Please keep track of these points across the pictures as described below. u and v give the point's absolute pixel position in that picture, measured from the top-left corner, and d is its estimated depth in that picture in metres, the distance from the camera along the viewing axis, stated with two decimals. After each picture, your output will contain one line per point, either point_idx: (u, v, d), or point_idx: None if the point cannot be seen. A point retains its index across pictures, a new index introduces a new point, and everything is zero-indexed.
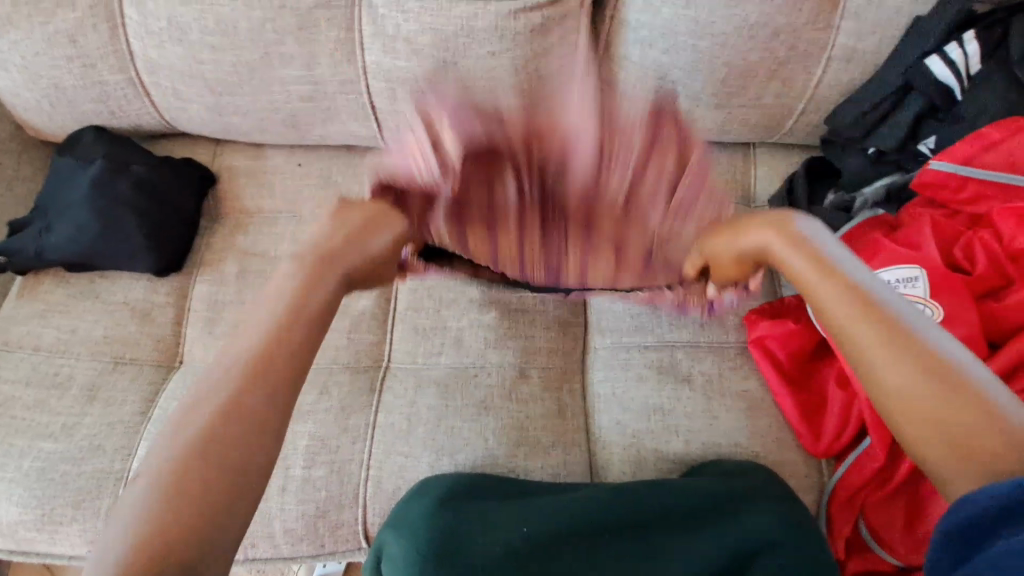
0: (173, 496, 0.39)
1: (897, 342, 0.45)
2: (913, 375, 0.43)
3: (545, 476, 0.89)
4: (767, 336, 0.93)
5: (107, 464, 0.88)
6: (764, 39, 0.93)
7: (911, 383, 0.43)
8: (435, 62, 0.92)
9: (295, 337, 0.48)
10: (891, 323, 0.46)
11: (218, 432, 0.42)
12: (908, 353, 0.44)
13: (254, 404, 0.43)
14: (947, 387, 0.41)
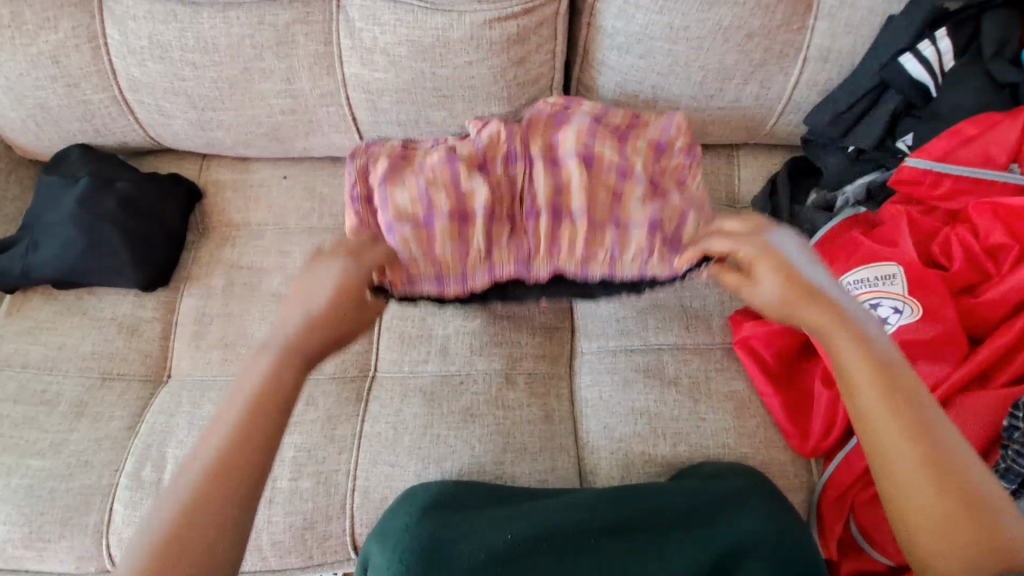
0: (178, 542, 0.46)
1: (927, 456, 0.51)
2: (962, 491, 0.50)
3: (533, 482, 0.89)
4: (752, 337, 0.93)
5: (95, 480, 0.88)
6: (739, 42, 0.94)
7: (946, 491, 0.50)
8: (413, 73, 0.93)
9: (262, 421, 0.52)
10: (928, 435, 0.52)
11: (193, 527, 0.47)
12: (942, 467, 0.51)
13: (240, 459, 0.50)
14: (957, 498, 0.49)
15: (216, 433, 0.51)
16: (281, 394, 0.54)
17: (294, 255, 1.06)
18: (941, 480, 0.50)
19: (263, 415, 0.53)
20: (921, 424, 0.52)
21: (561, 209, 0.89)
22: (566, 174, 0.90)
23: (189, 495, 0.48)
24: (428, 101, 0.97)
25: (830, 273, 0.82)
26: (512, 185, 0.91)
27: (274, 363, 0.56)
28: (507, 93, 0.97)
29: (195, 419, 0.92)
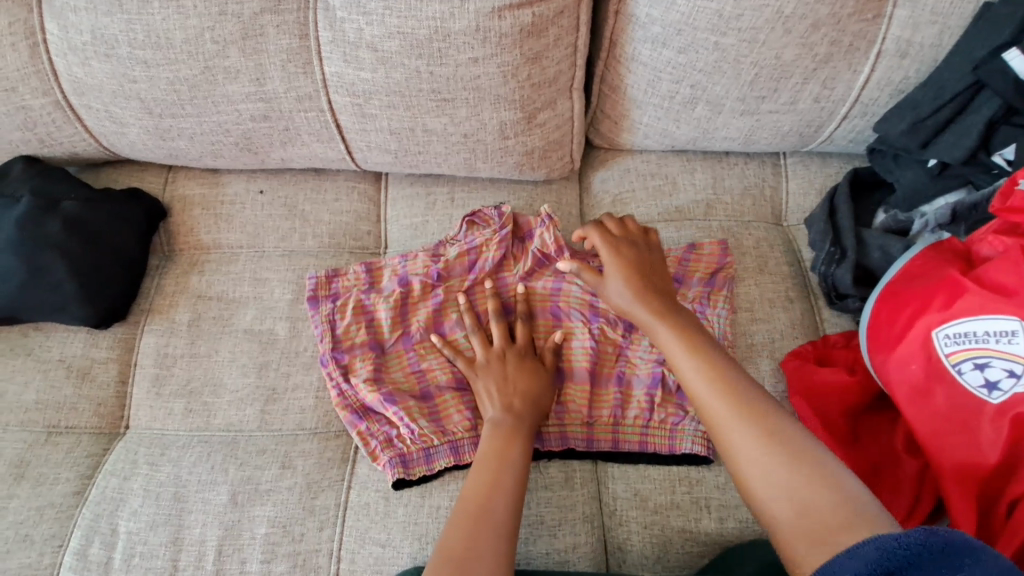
0: (475, 532, 0.63)
1: (780, 451, 0.56)
2: (807, 476, 0.54)
3: (551, 564, 0.75)
4: (814, 390, 0.78)
5: (34, 559, 0.75)
6: (802, 34, 0.77)
7: (792, 478, 0.54)
8: (407, 72, 0.78)
9: (527, 428, 0.76)
10: (777, 430, 0.58)
11: (479, 516, 0.65)
12: (787, 453, 0.56)
13: (499, 492, 0.68)
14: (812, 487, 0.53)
15: (482, 464, 0.71)
16: (523, 434, 0.75)
17: (271, 284, 0.92)
18: (793, 469, 0.55)
19: (510, 483, 0.69)
20: (723, 379, 0.65)
21: (554, 314, 0.89)
22: (561, 286, 0.89)
23: (476, 485, 0.69)
24: (425, 105, 0.81)
25: (921, 323, 0.69)
26: (496, 288, 0.90)
27: (509, 437, 0.74)
28: (519, 96, 0.81)
29: (152, 484, 0.78)
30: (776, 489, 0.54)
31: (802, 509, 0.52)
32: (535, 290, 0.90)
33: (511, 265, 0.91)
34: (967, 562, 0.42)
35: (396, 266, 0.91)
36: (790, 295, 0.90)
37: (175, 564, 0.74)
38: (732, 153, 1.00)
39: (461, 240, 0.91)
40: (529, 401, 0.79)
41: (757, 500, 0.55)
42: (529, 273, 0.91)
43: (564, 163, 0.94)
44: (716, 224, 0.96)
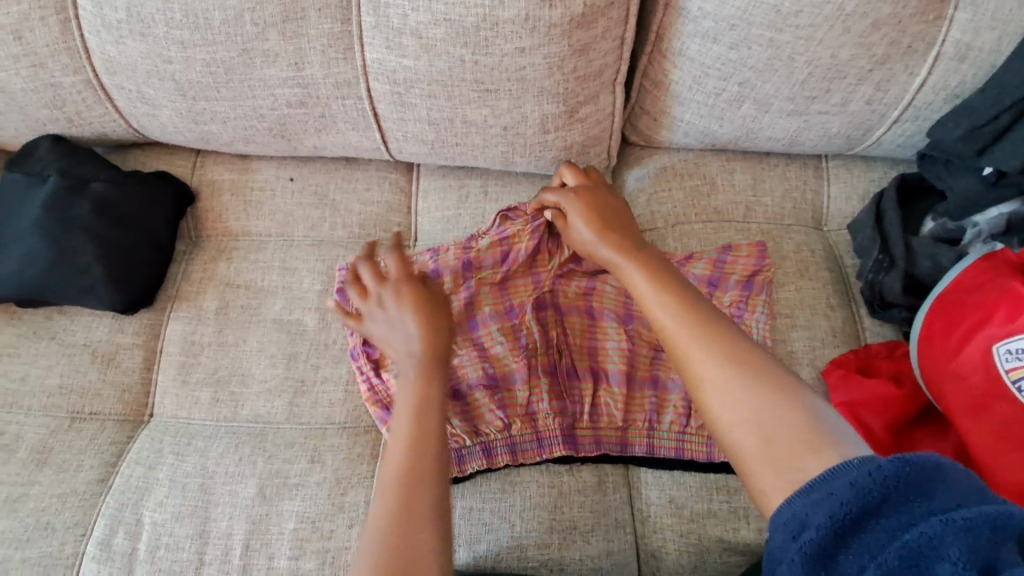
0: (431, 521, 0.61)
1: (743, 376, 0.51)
2: (769, 399, 0.49)
3: (584, 570, 0.73)
4: (860, 403, 0.76)
5: (57, 547, 0.74)
6: (861, 33, 0.75)
7: (755, 403, 0.49)
8: (451, 61, 0.75)
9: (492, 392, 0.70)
10: (742, 353, 0.53)
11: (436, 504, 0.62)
12: (755, 375, 0.51)
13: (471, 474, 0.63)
14: (779, 411, 0.49)
15: (401, 411, 0.59)
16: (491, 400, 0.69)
17: (301, 274, 0.90)
18: (758, 389, 0.50)
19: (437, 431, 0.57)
20: (677, 301, 0.59)
21: (588, 313, 0.87)
22: (596, 285, 0.87)
23: None
24: (467, 96, 0.79)
25: (982, 337, 0.68)
26: (528, 284, 0.87)
27: (421, 377, 0.62)
28: (563, 89, 0.79)
29: (179, 474, 0.77)
30: (741, 413, 0.50)
31: (766, 436, 0.48)
32: (568, 289, 0.87)
33: (543, 260, 0.88)
34: (938, 486, 0.41)
35: (423, 258, 0.87)
36: (832, 302, 0.88)
37: (201, 557, 0.72)
38: (772, 154, 0.98)
39: (492, 232, 0.87)
40: (441, 329, 0.68)
41: (717, 429, 0.51)
42: (563, 269, 0.88)
43: (601, 159, 0.92)
44: (755, 227, 0.94)
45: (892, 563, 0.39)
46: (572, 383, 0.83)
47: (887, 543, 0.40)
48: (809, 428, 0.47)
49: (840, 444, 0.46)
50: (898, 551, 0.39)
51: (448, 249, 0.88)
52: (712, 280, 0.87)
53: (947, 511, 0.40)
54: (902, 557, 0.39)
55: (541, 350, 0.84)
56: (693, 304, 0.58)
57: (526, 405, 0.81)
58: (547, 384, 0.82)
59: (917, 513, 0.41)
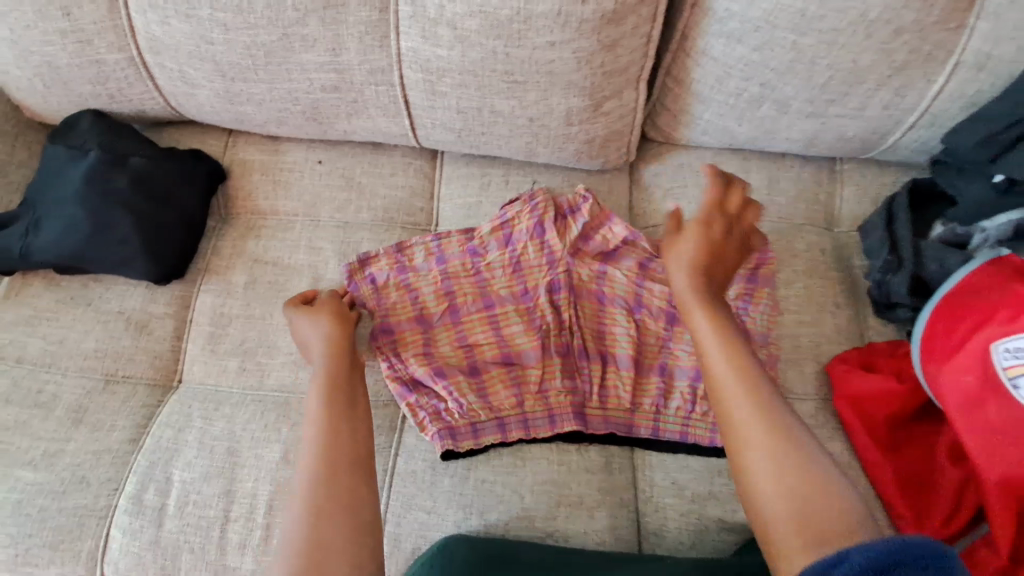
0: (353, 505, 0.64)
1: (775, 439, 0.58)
2: (802, 462, 0.56)
3: (589, 544, 0.77)
4: (860, 395, 0.80)
5: (91, 500, 0.78)
6: (883, 39, 0.77)
7: (794, 463, 0.56)
8: (483, 52, 0.78)
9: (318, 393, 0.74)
10: (781, 424, 0.59)
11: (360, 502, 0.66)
12: (783, 449, 0.57)
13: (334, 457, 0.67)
14: (808, 486, 0.54)
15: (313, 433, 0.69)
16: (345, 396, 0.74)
17: (326, 253, 0.93)
18: (792, 461, 0.56)
19: (348, 450, 0.68)
20: (738, 357, 0.65)
21: (598, 298, 0.91)
22: (606, 269, 0.91)
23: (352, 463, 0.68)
24: (496, 87, 0.82)
25: (983, 335, 0.70)
26: (538, 267, 0.91)
27: (328, 396, 0.73)
28: (590, 83, 0.82)
29: (207, 437, 0.81)
30: (773, 482, 0.56)
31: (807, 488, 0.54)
32: (580, 274, 0.91)
33: (553, 246, 0.92)
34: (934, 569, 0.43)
35: (429, 243, 0.91)
36: (839, 301, 0.90)
37: (227, 514, 0.76)
38: (788, 155, 1.00)
39: (495, 216, 0.93)
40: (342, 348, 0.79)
41: (751, 489, 0.57)
42: (574, 253, 0.92)
43: (621, 154, 0.95)
44: (768, 226, 0.96)
45: None
46: (582, 363, 0.86)
47: None
48: (830, 503, 0.53)
49: (851, 514, 0.52)
50: None
51: (454, 235, 0.92)
52: None
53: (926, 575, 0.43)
54: None
55: (552, 329, 0.87)
56: (748, 366, 0.64)
57: (539, 383, 0.84)
58: (558, 362, 0.85)
59: None
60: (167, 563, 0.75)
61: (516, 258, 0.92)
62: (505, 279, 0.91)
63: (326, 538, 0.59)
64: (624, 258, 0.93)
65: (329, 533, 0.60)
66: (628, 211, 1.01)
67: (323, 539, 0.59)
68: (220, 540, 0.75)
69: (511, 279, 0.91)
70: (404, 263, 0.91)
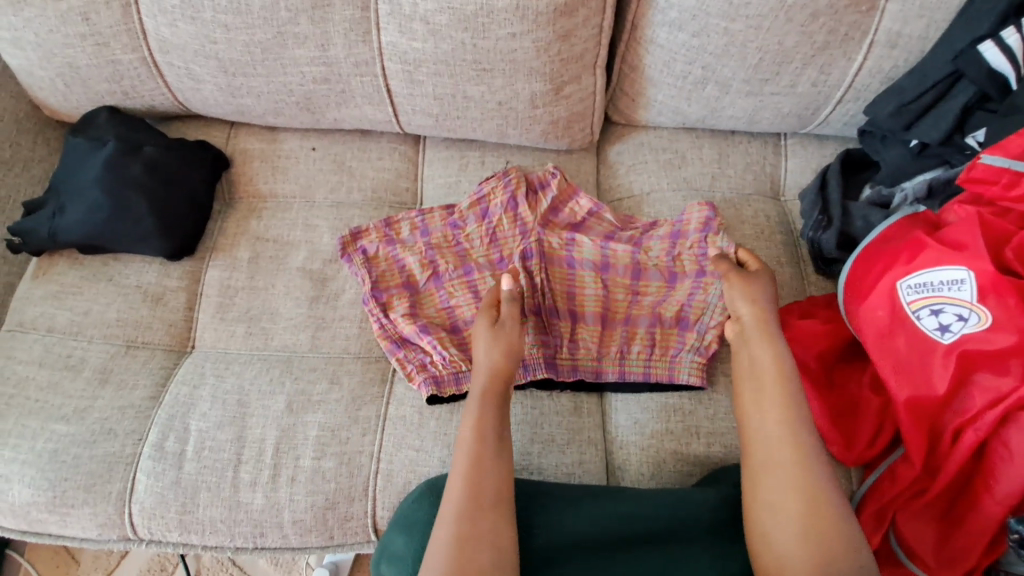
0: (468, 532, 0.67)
1: (804, 465, 0.71)
2: (820, 487, 0.69)
3: (559, 475, 0.87)
4: (794, 339, 0.90)
5: (118, 448, 0.88)
6: (804, 22, 0.87)
7: (805, 481, 0.70)
8: (454, 43, 0.89)
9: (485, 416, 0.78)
10: (812, 460, 0.71)
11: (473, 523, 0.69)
12: (829, 488, 0.69)
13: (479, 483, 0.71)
14: (815, 522, 0.67)
15: (459, 469, 0.73)
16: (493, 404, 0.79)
17: (321, 230, 1.04)
18: (809, 501, 0.68)
19: (498, 480, 0.72)
20: (787, 395, 0.76)
21: (568, 264, 0.99)
22: (574, 237, 0.99)
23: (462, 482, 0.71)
24: (467, 74, 0.92)
25: (889, 275, 0.80)
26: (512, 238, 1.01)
27: (477, 422, 0.77)
28: (549, 69, 0.92)
29: (219, 391, 0.91)
30: (790, 525, 0.68)
31: (808, 507, 0.68)
32: (550, 242, 0.99)
33: (526, 219, 1.01)
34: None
35: (413, 218, 1.02)
36: (782, 260, 1.01)
37: (239, 457, 0.86)
38: (737, 132, 1.11)
39: (472, 193, 1.03)
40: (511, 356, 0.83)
41: (767, 539, 0.69)
42: (545, 223, 1.01)
43: (585, 134, 1.06)
44: (719, 196, 1.07)
45: None
46: (554, 321, 0.96)
47: None
48: (837, 544, 0.66)
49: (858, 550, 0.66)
50: None
51: (436, 211, 1.02)
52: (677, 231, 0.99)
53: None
54: None
55: (526, 292, 0.96)
56: (790, 396, 0.76)
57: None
58: (532, 321, 0.95)
59: None
60: (187, 500, 0.85)
61: (492, 231, 1.01)
62: (483, 249, 1.01)
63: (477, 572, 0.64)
64: (591, 228, 1.02)
65: (479, 558, 0.65)
66: (594, 186, 1.11)
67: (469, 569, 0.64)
68: (234, 479, 0.85)
69: (488, 248, 1.01)
70: (392, 237, 1.01)
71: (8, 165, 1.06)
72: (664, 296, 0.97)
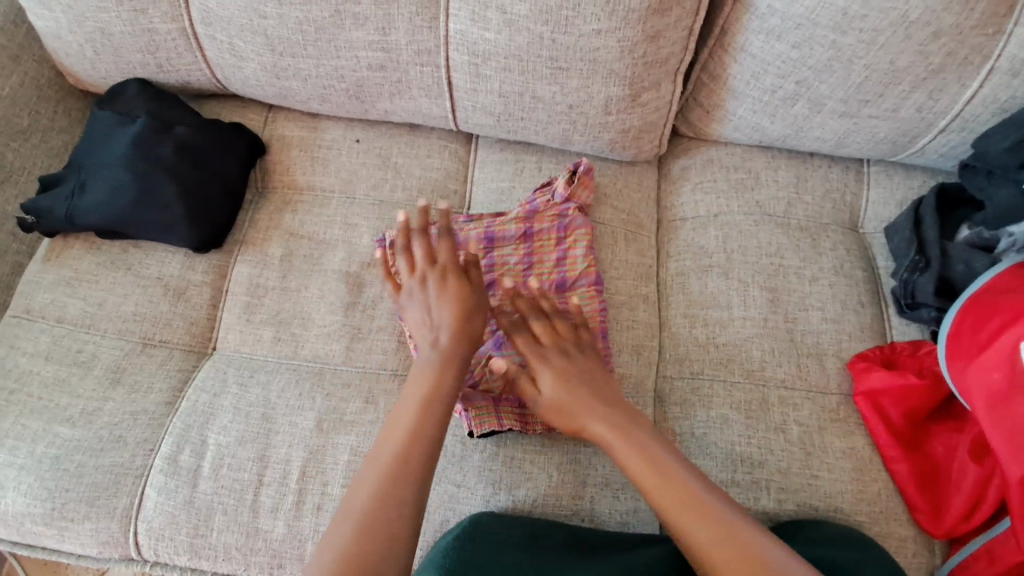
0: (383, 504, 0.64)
1: (665, 480, 0.68)
2: (684, 482, 0.68)
3: (612, 524, 0.79)
4: (880, 391, 0.82)
5: (127, 459, 0.80)
6: (921, 42, 0.79)
7: (676, 486, 0.67)
8: (531, 38, 0.80)
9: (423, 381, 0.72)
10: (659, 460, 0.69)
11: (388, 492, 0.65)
12: (693, 488, 0.67)
13: (416, 455, 0.67)
14: (706, 522, 0.65)
15: (407, 405, 0.71)
16: (437, 377, 0.73)
17: (361, 229, 0.95)
18: (688, 502, 0.66)
19: (424, 458, 0.68)
20: (570, 405, 0.74)
21: (595, 284, 0.89)
22: (592, 255, 0.91)
23: (395, 443, 0.68)
24: (540, 72, 0.84)
25: (1012, 333, 0.73)
26: (522, 258, 0.91)
27: (426, 388, 0.72)
28: (631, 73, 0.83)
29: (242, 402, 0.83)
30: (700, 524, 0.65)
31: (701, 521, 0.65)
32: (575, 260, 0.91)
33: (540, 237, 0.91)
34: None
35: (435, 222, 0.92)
36: (862, 299, 0.92)
37: (261, 478, 0.78)
38: (816, 155, 1.02)
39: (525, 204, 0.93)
40: (459, 332, 0.75)
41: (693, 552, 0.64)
42: (569, 240, 0.91)
43: (653, 146, 0.96)
44: (796, 222, 0.97)
45: None
46: None
47: None
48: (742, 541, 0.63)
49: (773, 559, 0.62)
50: None
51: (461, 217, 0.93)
52: (563, 216, 0.91)
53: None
54: None
55: None
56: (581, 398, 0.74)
57: None
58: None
59: None
60: (200, 523, 0.77)
61: (523, 247, 0.91)
62: (506, 262, 0.90)
63: (383, 535, 0.62)
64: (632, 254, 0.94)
65: (389, 535, 0.62)
66: (656, 203, 1.02)
67: (386, 561, 0.61)
68: (254, 503, 0.77)
69: (519, 266, 0.90)
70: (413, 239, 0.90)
71: (25, 135, 0.97)
72: (597, 301, 0.88)
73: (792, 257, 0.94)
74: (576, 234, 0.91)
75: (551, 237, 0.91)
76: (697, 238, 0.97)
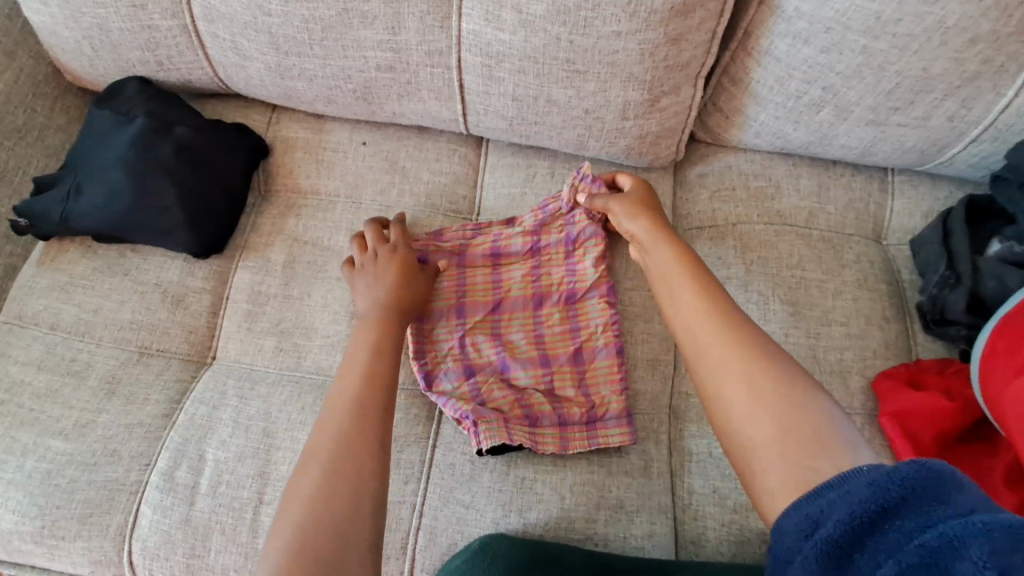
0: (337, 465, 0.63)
1: (727, 331, 0.59)
2: (752, 342, 0.58)
3: (627, 548, 0.75)
4: (909, 412, 0.78)
5: (121, 474, 0.77)
6: (957, 48, 0.75)
7: (740, 338, 0.58)
8: (547, 39, 0.76)
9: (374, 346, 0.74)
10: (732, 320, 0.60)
11: (341, 449, 0.65)
12: (760, 356, 0.56)
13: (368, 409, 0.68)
14: (759, 380, 0.55)
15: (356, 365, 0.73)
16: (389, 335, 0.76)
17: None
18: (745, 363, 0.56)
19: (378, 407, 0.69)
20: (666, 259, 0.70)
21: (607, 296, 0.86)
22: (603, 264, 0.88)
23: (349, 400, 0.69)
24: (556, 75, 0.80)
25: None
26: (530, 272, 0.88)
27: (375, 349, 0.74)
28: (650, 77, 0.80)
29: (242, 416, 0.79)
30: (740, 391, 0.55)
31: (752, 380, 0.55)
32: (585, 271, 0.87)
33: (549, 251, 0.89)
34: (955, 491, 0.41)
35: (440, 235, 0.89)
36: (887, 315, 0.88)
37: (261, 496, 0.75)
38: (839, 163, 0.98)
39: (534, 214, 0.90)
40: (400, 305, 0.79)
41: (729, 415, 0.54)
42: (578, 251, 0.88)
43: (671, 152, 0.93)
44: (817, 233, 0.93)
45: (909, 559, 0.39)
46: (594, 365, 0.84)
47: (904, 541, 0.40)
48: (795, 414, 0.52)
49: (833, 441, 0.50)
50: (918, 548, 0.39)
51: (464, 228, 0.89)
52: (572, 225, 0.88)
53: (966, 515, 0.40)
54: (922, 554, 0.39)
55: (557, 335, 0.85)
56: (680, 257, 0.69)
57: (550, 386, 0.83)
58: (569, 371, 0.83)
59: (936, 515, 0.41)
60: (196, 542, 0.74)
61: (531, 262, 0.88)
62: (514, 277, 0.88)
63: (341, 496, 0.62)
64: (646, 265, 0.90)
65: (340, 498, 0.61)
66: (672, 211, 0.98)
67: (346, 524, 0.60)
68: (253, 522, 0.74)
69: (527, 281, 0.88)
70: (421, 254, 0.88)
71: (19, 133, 0.94)
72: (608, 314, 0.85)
73: (813, 269, 0.90)
74: (587, 244, 0.88)
75: (560, 249, 0.89)
76: (715, 247, 0.93)
